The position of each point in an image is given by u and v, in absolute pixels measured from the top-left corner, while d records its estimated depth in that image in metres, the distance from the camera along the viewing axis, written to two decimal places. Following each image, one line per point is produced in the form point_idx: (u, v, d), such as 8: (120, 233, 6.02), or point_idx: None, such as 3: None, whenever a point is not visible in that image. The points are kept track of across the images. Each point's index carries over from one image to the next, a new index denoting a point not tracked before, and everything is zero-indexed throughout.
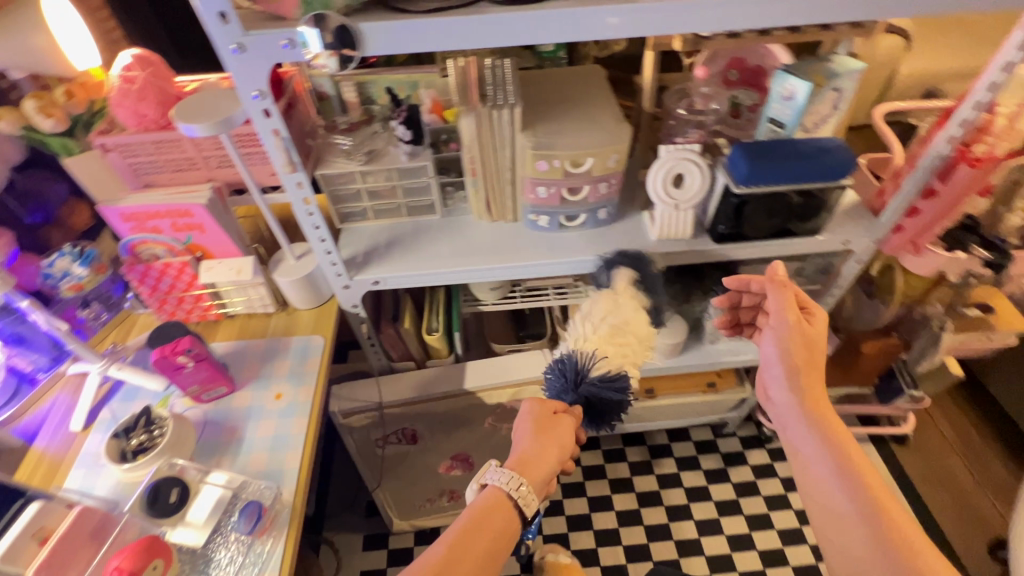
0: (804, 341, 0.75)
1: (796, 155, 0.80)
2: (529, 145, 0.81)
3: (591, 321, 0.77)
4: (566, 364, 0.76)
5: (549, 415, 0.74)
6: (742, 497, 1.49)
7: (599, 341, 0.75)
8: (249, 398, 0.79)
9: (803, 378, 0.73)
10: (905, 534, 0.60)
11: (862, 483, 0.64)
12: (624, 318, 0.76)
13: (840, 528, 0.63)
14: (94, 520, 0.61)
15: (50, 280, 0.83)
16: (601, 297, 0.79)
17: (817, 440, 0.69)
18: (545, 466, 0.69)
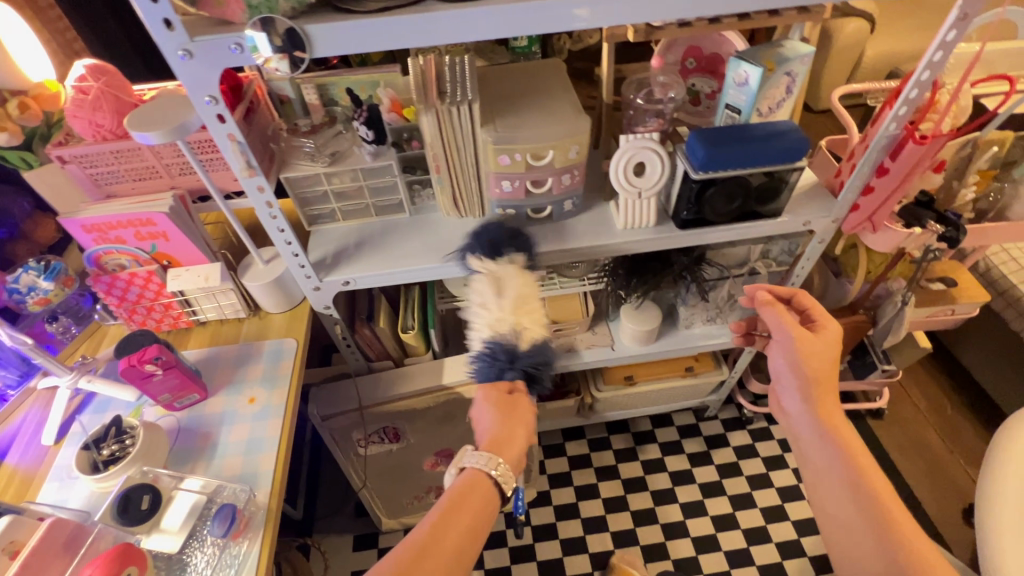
0: (815, 352, 0.76)
1: (752, 139, 0.82)
2: (490, 140, 0.82)
3: (495, 301, 0.76)
4: (498, 351, 0.75)
5: (505, 397, 0.77)
6: (725, 478, 1.52)
7: (515, 315, 0.76)
8: (222, 403, 0.80)
9: (811, 387, 0.75)
10: (908, 532, 0.63)
11: (868, 488, 0.67)
12: (519, 289, 0.77)
13: (844, 527, 0.67)
14: (67, 530, 0.61)
15: (15, 295, 0.83)
16: (483, 279, 0.77)
17: (825, 448, 0.71)
18: (514, 442, 0.74)
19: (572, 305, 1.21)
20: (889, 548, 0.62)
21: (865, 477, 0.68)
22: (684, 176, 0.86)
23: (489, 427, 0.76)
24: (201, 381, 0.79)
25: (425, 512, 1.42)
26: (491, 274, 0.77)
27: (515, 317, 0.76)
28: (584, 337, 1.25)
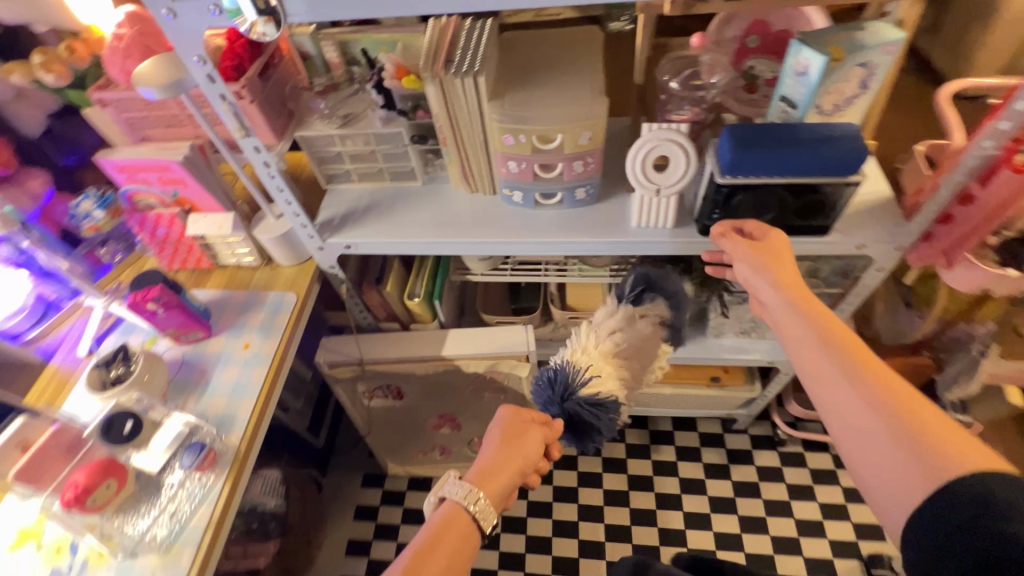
0: (770, 253, 0.70)
1: (795, 144, 0.69)
2: (495, 117, 0.76)
3: (607, 339, 0.78)
4: (557, 377, 0.74)
5: (521, 423, 0.70)
6: (740, 497, 1.42)
7: (602, 358, 0.76)
8: (221, 344, 0.87)
9: (771, 271, 0.67)
10: (904, 389, 0.53)
11: (847, 353, 0.57)
12: (636, 349, 0.79)
13: (831, 399, 0.55)
14: (70, 436, 0.72)
15: (73, 220, 0.93)
16: (620, 313, 0.81)
17: (797, 325, 0.61)
18: (509, 477, 0.66)
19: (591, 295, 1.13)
20: (881, 404, 0.52)
21: (842, 343, 0.58)
22: (710, 179, 0.75)
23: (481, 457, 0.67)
24: (205, 321, 0.86)
25: (429, 466, 1.48)
26: (624, 313, 0.81)
27: (601, 356, 0.76)
28: None
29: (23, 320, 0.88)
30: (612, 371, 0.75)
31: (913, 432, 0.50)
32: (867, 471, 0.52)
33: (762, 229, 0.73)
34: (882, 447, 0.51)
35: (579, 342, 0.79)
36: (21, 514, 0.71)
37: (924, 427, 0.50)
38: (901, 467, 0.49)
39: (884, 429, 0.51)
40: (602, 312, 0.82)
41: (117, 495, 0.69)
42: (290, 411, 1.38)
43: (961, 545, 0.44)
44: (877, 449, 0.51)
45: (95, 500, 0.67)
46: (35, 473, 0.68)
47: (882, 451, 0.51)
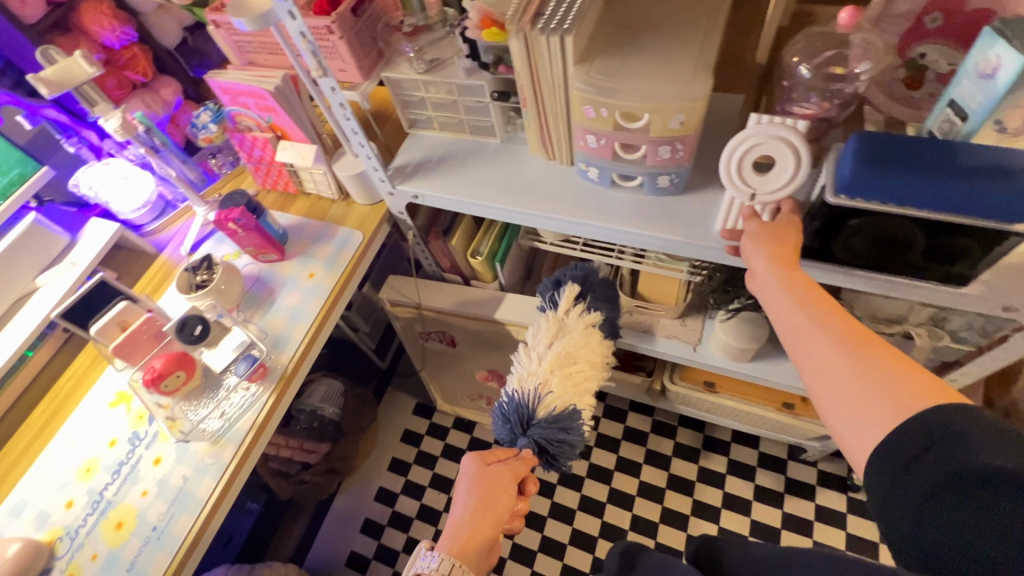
0: (775, 232, 0.62)
1: (945, 168, 0.53)
2: (577, 83, 0.68)
3: (544, 348, 0.81)
4: (512, 409, 0.77)
5: (486, 468, 0.71)
6: (787, 530, 1.31)
7: (548, 369, 0.79)
8: (291, 269, 0.93)
9: (769, 241, 0.62)
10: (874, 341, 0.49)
11: (821, 308, 0.52)
12: (568, 344, 0.81)
13: (804, 353, 0.52)
14: (156, 327, 0.82)
15: (193, 129, 1.04)
16: (548, 321, 0.84)
17: (777, 285, 0.57)
18: (482, 537, 0.65)
19: (668, 288, 1.05)
20: (851, 351, 0.48)
21: (817, 301, 0.53)
22: (820, 194, 0.61)
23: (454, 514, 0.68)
24: (280, 245, 0.93)
25: (475, 411, 1.54)
26: (548, 322, 0.85)
27: (547, 372, 0.79)
28: (667, 324, 1.10)
29: (146, 214, 1.02)
30: (568, 385, 0.79)
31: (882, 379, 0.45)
32: (834, 415, 0.48)
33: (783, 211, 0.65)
34: (846, 390, 0.47)
35: (526, 361, 0.81)
36: (118, 380, 0.86)
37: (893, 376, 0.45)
38: (869, 409, 0.45)
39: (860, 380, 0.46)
40: (537, 330, 0.85)
41: (185, 384, 0.80)
42: (360, 331, 1.50)
43: (918, 479, 0.40)
44: (841, 395, 0.47)
45: (167, 385, 0.78)
46: (130, 347, 0.80)
47: (849, 395, 0.47)
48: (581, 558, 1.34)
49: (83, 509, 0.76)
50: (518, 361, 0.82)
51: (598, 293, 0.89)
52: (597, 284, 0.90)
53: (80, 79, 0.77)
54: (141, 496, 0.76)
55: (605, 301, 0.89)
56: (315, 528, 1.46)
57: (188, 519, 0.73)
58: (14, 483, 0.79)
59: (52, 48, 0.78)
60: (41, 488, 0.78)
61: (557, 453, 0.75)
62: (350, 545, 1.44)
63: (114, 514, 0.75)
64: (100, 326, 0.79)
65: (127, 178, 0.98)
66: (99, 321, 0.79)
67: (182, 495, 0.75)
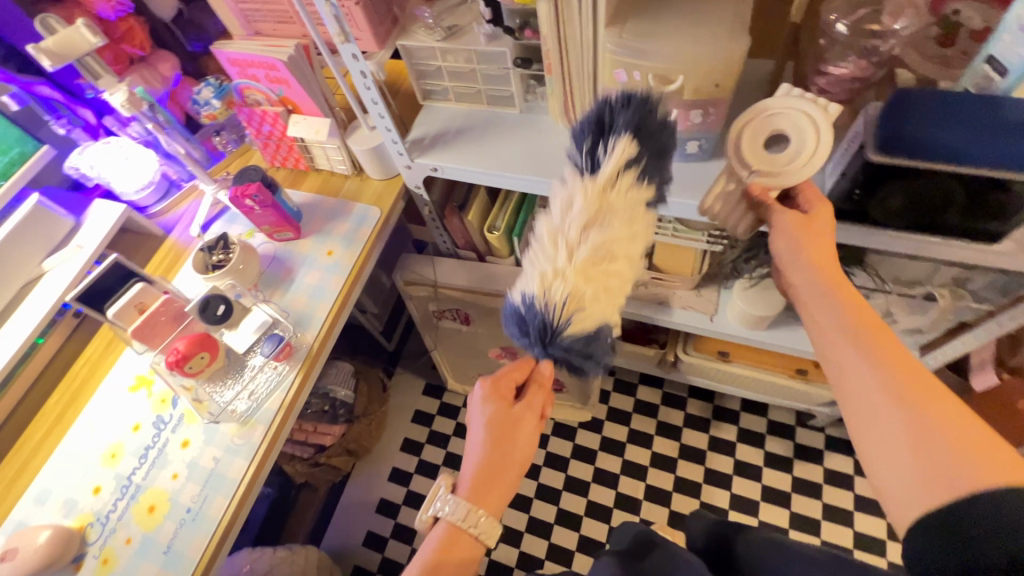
0: (812, 230, 0.58)
1: (986, 125, 0.54)
2: (609, 47, 0.66)
3: (578, 239, 0.55)
4: (532, 317, 0.58)
5: (502, 404, 0.67)
6: (797, 494, 1.35)
7: (578, 278, 0.55)
8: (309, 247, 0.91)
9: (810, 245, 0.57)
10: (935, 393, 0.43)
11: (869, 342, 0.48)
12: (610, 234, 0.55)
13: (844, 390, 0.48)
14: (175, 308, 0.80)
15: (195, 106, 1.01)
16: (583, 200, 0.54)
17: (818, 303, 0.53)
18: (500, 480, 0.65)
19: (685, 259, 1.04)
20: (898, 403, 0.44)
21: (863, 331, 0.49)
22: (859, 153, 0.61)
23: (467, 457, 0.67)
24: (296, 223, 0.90)
25: None
26: (586, 194, 0.54)
27: (577, 281, 0.55)
28: (682, 295, 1.11)
29: (150, 195, 0.99)
30: (601, 296, 0.57)
31: (926, 438, 0.41)
32: (867, 460, 0.45)
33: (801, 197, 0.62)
34: (882, 445, 0.44)
35: (545, 252, 0.57)
36: (136, 364, 0.84)
37: (947, 439, 0.41)
38: (903, 470, 0.42)
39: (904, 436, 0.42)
40: (567, 207, 0.56)
41: (209, 365, 0.78)
42: (367, 313, 1.48)
43: (945, 560, 0.37)
44: (877, 448, 0.44)
45: (192, 367, 0.76)
46: (148, 330, 0.78)
47: (884, 449, 0.44)
48: (597, 530, 1.36)
49: (112, 495, 0.75)
50: (536, 249, 0.58)
51: (657, 143, 0.56)
52: (659, 133, 0.55)
53: (84, 50, 0.74)
54: (171, 479, 0.74)
55: (663, 160, 0.57)
56: (330, 510, 1.46)
57: (222, 501, 0.72)
58: (34, 474, 0.77)
59: (50, 16, 0.75)
60: (66, 475, 0.77)
61: (581, 368, 0.61)
62: (366, 526, 1.44)
63: (146, 498, 0.74)
64: (117, 309, 0.77)
65: (129, 158, 0.95)
66: (116, 304, 0.77)
67: (214, 476, 0.74)
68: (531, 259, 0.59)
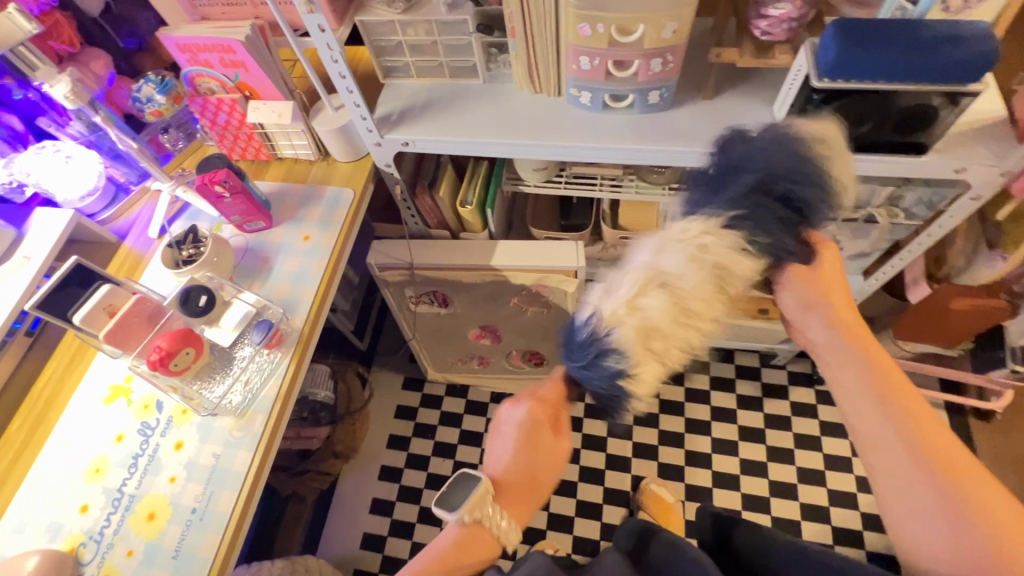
0: (825, 280, 0.61)
1: (908, 40, 0.62)
2: (573, 2, 0.70)
3: (664, 287, 0.57)
4: (590, 357, 0.59)
5: (543, 427, 0.68)
6: (771, 429, 1.41)
7: (634, 335, 0.57)
8: (282, 235, 0.89)
9: (826, 300, 0.60)
10: (961, 467, 0.51)
11: (914, 423, 0.53)
12: (682, 288, 0.58)
13: (887, 465, 0.53)
14: (149, 307, 0.75)
15: (136, 104, 0.95)
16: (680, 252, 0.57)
17: (840, 364, 0.58)
18: (539, 479, 0.68)
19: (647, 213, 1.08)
20: (934, 481, 0.50)
21: (909, 410, 0.53)
22: (803, 83, 0.68)
23: (504, 466, 0.68)
24: (267, 211, 0.87)
25: (468, 374, 1.54)
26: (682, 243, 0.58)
27: (639, 341, 0.57)
28: None
29: (96, 202, 0.93)
30: (655, 351, 0.59)
31: (969, 527, 0.48)
32: (901, 524, 0.52)
33: (813, 242, 0.63)
34: (929, 527, 0.50)
35: (624, 294, 0.58)
36: (110, 371, 0.78)
37: (989, 520, 0.48)
38: (949, 548, 0.49)
39: (939, 507, 0.50)
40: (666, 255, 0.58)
41: (195, 362, 0.73)
42: (338, 311, 1.45)
43: None
44: (924, 526, 0.50)
45: (177, 365, 0.72)
46: (122, 333, 0.73)
47: (928, 532, 0.50)
48: (593, 493, 1.37)
49: (103, 510, 0.70)
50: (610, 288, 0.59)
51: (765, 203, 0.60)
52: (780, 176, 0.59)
53: (17, 38, 0.70)
54: (169, 483, 0.71)
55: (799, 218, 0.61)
56: (321, 519, 1.41)
57: (230, 495, 0.70)
58: (9, 499, 0.71)
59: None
60: (46, 496, 0.71)
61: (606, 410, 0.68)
62: (362, 528, 1.40)
63: (144, 506, 0.70)
64: (85, 313, 0.71)
65: (71, 159, 0.89)
66: (83, 308, 0.72)
67: (217, 472, 0.71)
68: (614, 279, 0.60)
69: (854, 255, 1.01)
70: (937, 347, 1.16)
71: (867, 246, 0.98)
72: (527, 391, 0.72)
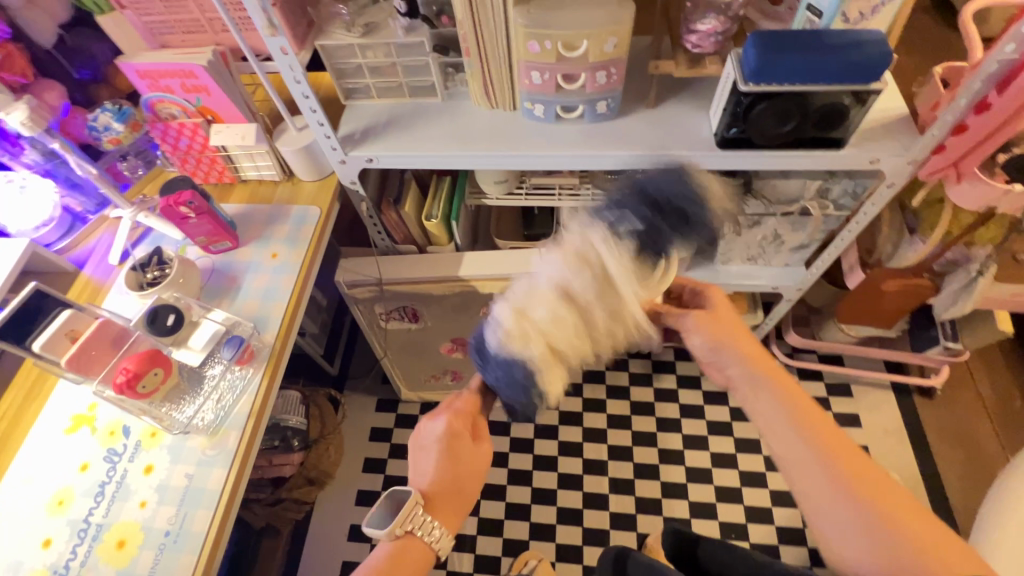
0: (721, 322, 0.71)
1: (816, 47, 0.70)
2: (521, 22, 0.76)
3: (569, 289, 0.63)
4: (510, 372, 0.65)
5: (459, 434, 0.73)
6: (736, 421, 1.47)
7: (532, 332, 0.63)
8: (249, 254, 0.89)
9: (717, 333, 0.70)
10: (864, 468, 0.58)
11: (824, 442, 0.59)
12: (581, 292, 0.63)
13: (801, 476, 0.60)
14: (114, 330, 0.73)
15: (93, 133, 0.95)
16: (571, 254, 0.63)
17: (753, 395, 0.65)
18: (461, 485, 0.72)
19: None
20: (848, 492, 0.57)
21: (815, 427, 0.60)
22: (732, 88, 0.76)
23: (430, 479, 0.71)
24: (232, 231, 0.88)
25: (442, 391, 1.54)
26: (575, 256, 0.63)
27: (533, 342, 0.63)
28: None
29: (52, 231, 0.90)
30: (553, 346, 0.64)
31: (880, 527, 0.54)
32: (822, 528, 0.58)
33: (705, 295, 0.75)
34: (847, 537, 0.56)
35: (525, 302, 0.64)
36: (72, 400, 0.76)
37: (892, 518, 0.54)
38: (864, 545, 0.55)
39: (852, 514, 0.56)
40: (557, 266, 0.64)
41: (163, 383, 0.72)
42: (306, 335, 1.44)
43: None
44: (846, 536, 0.56)
45: (145, 386, 0.70)
46: (86, 359, 0.71)
47: (846, 534, 0.56)
48: (573, 498, 1.38)
49: (68, 543, 0.67)
50: (517, 299, 0.65)
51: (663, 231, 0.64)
52: (694, 205, 0.64)
53: None
54: (140, 508, 0.69)
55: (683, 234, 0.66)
56: (297, 552, 1.37)
57: (205, 515, 0.68)
58: None
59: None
60: (6, 534, 0.68)
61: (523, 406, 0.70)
62: (339, 556, 1.36)
63: (113, 534, 0.68)
64: (46, 339, 0.70)
65: (25, 189, 0.89)
66: (43, 333, 0.70)
67: (190, 493, 0.70)
68: (519, 289, 0.66)
69: (795, 247, 1.09)
70: (878, 329, 1.25)
71: (806, 238, 1.06)
72: (443, 406, 0.76)
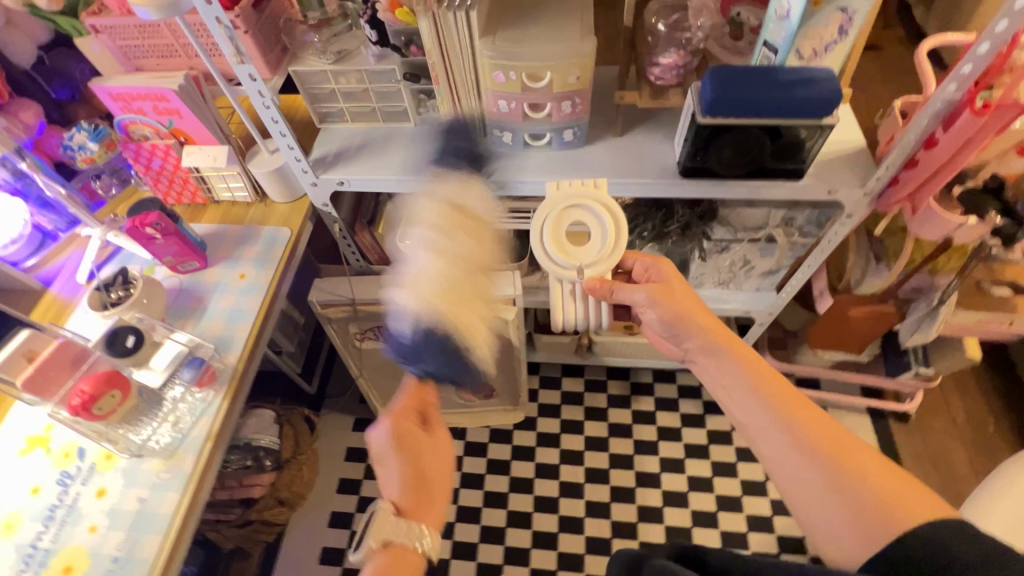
0: (669, 290, 0.75)
1: (769, 82, 0.73)
2: (487, 53, 0.78)
3: (429, 262, 0.66)
4: (427, 351, 0.66)
5: (411, 429, 0.72)
6: (713, 444, 1.46)
7: (433, 299, 0.65)
8: (218, 274, 0.90)
9: (666, 299, 0.74)
10: (828, 428, 0.57)
11: (786, 405, 0.60)
12: (461, 249, 0.68)
13: (766, 441, 0.60)
14: (74, 350, 0.73)
15: (68, 152, 0.96)
16: (436, 229, 0.67)
17: (719, 368, 0.68)
18: (430, 483, 0.70)
19: None
20: (811, 450, 0.56)
21: (780, 398, 0.60)
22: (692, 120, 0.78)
23: (395, 484, 0.68)
24: (202, 251, 0.89)
25: None
26: (440, 217, 0.68)
27: (435, 303, 0.65)
28: None
29: (21, 248, 0.89)
30: (459, 305, 0.67)
31: (842, 479, 0.54)
32: (792, 492, 0.57)
33: (655, 268, 0.79)
34: (815, 494, 0.55)
35: (418, 280, 0.66)
36: (29, 422, 0.75)
37: (852, 468, 0.54)
38: (828, 499, 0.54)
39: (813, 468, 0.55)
40: (420, 239, 0.69)
41: (122, 405, 0.71)
42: (282, 353, 1.43)
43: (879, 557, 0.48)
44: (812, 491, 0.55)
45: (101, 408, 0.69)
46: (42, 381, 0.70)
47: (811, 490, 0.55)
48: (548, 522, 1.37)
49: (12, 569, 0.66)
50: (406, 282, 0.67)
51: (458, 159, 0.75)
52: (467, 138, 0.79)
53: None
54: (90, 533, 0.68)
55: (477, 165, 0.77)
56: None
57: (156, 541, 0.68)
58: None
59: None
60: None
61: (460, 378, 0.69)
62: None
63: (60, 561, 0.66)
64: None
65: None
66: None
67: (143, 518, 0.69)
68: (409, 272, 0.68)
69: (765, 272, 1.11)
70: (850, 354, 1.26)
71: (774, 263, 1.08)
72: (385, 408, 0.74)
